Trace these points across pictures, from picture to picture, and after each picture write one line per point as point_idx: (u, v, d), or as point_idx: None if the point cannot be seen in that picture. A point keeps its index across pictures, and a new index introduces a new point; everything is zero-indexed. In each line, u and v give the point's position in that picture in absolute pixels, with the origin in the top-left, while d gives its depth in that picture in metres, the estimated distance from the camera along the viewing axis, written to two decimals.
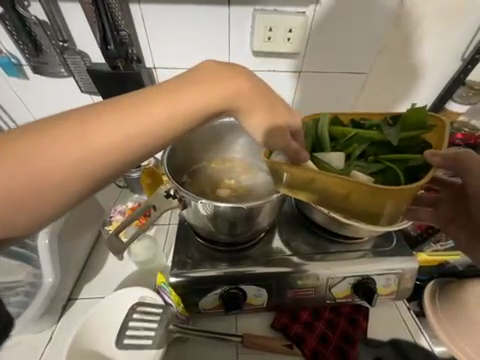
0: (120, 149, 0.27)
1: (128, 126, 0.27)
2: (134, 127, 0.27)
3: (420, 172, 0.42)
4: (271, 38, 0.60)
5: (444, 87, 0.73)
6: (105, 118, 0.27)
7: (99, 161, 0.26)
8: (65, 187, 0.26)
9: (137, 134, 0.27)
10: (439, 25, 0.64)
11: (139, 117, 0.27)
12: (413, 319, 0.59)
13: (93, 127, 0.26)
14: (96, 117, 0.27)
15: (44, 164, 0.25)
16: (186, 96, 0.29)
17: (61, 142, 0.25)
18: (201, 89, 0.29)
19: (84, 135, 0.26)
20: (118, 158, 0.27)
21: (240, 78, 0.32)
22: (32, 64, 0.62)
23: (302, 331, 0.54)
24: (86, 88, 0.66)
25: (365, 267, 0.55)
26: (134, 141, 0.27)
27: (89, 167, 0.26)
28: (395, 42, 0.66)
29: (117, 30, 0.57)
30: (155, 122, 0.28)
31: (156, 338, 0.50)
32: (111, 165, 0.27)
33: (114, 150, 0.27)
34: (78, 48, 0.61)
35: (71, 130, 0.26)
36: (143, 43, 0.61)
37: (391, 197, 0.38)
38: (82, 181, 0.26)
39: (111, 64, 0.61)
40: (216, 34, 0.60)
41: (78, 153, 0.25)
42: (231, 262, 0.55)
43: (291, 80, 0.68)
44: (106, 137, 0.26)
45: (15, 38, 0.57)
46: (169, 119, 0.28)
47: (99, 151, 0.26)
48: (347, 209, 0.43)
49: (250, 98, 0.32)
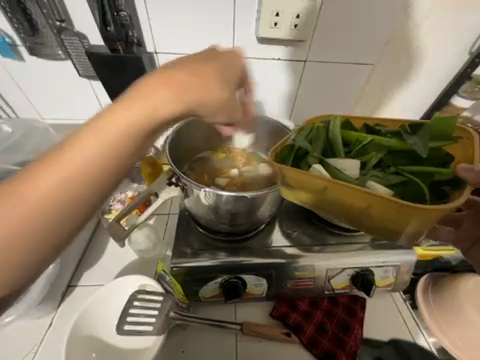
0: (77, 180, 0.24)
1: (76, 161, 0.24)
2: (88, 154, 0.25)
3: (447, 185, 0.41)
4: (277, 24, 0.58)
5: (449, 83, 0.72)
6: (48, 168, 0.24)
7: (59, 206, 0.24)
8: (32, 241, 0.23)
9: (95, 164, 0.25)
10: (447, 16, 0.62)
11: (72, 164, 0.24)
12: (409, 310, 0.60)
13: (39, 178, 0.23)
14: (41, 166, 0.24)
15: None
16: (135, 102, 0.26)
17: (3, 205, 0.22)
18: (149, 90, 0.27)
19: (30, 186, 0.23)
20: (78, 190, 0.24)
21: (187, 64, 0.31)
22: (28, 45, 0.59)
23: (300, 320, 0.54)
24: (85, 72, 0.64)
25: (364, 259, 0.55)
26: (91, 165, 0.25)
27: (43, 218, 0.23)
28: (404, 31, 0.64)
29: (117, 10, 0.55)
30: (108, 138, 0.25)
31: (157, 324, 0.50)
32: (79, 197, 0.25)
33: (71, 188, 0.24)
34: (76, 29, 0.58)
35: (10, 188, 0.23)
36: (144, 26, 0.58)
37: (417, 215, 0.37)
38: (47, 228, 0.24)
39: (110, 46, 0.58)
40: (220, 17, 0.58)
41: (24, 208, 0.23)
42: (230, 251, 0.54)
43: (294, 69, 0.67)
44: (56, 177, 0.24)
45: (10, 15, 0.54)
46: (125, 128, 0.26)
47: (56, 195, 0.24)
48: (365, 223, 0.43)
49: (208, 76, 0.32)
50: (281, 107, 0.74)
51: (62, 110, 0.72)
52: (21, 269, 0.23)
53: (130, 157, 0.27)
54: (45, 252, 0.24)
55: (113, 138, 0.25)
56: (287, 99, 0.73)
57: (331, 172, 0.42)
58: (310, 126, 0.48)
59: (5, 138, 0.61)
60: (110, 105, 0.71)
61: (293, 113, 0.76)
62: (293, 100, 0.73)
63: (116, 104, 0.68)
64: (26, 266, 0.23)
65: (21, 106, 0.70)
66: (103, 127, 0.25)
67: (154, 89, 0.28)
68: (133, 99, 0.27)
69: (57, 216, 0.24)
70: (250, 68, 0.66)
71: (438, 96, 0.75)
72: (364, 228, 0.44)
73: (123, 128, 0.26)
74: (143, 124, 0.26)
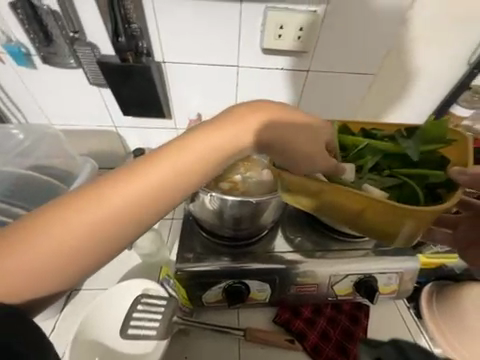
0: (146, 202, 0.28)
1: (146, 184, 0.27)
2: (134, 199, 0.27)
3: (441, 188, 0.43)
4: (281, 36, 0.60)
5: (448, 93, 0.74)
6: (123, 183, 0.27)
7: (124, 221, 0.27)
8: (73, 265, 0.26)
9: (160, 189, 0.28)
10: (446, 29, 0.64)
11: (143, 186, 0.27)
12: (411, 317, 0.60)
13: (114, 192, 0.27)
14: (116, 180, 0.27)
15: (70, 234, 0.26)
16: (190, 157, 0.29)
17: (82, 211, 0.26)
18: (204, 147, 0.29)
19: (83, 216, 0.26)
20: (120, 229, 0.27)
21: (261, 119, 0.31)
22: (42, 54, 0.61)
23: (303, 327, 0.54)
24: (95, 80, 0.66)
25: (366, 265, 0.55)
26: (136, 210, 0.27)
27: (111, 229, 0.27)
28: (404, 43, 0.66)
29: (129, 23, 0.58)
30: (157, 188, 0.27)
31: (160, 329, 0.50)
32: (119, 237, 0.28)
33: (138, 207, 0.27)
34: (88, 39, 0.61)
35: (89, 195, 0.27)
36: (153, 37, 0.61)
37: (411, 216, 0.39)
38: (87, 256, 0.27)
39: (120, 56, 0.61)
40: (226, 30, 0.61)
41: (98, 217, 0.26)
42: (233, 256, 0.55)
43: (298, 78, 0.69)
44: (103, 213, 0.26)
45: (26, 27, 0.57)
46: (173, 181, 0.28)
47: (123, 211, 0.27)
48: (361, 226, 0.44)
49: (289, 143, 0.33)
50: None
51: (71, 116, 0.74)
52: (55, 285, 0.27)
53: (170, 206, 0.30)
54: (79, 275, 0.28)
55: (159, 190, 0.28)
56: None
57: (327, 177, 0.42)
58: None
59: (16, 145, 0.62)
60: (117, 112, 0.73)
61: None
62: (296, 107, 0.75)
63: (123, 110, 0.70)
64: (60, 284, 0.27)
65: (32, 111, 0.73)
66: (173, 156, 0.28)
67: (223, 129, 0.30)
68: (188, 152, 0.29)
69: (98, 250, 0.27)
70: (255, 77, 0.69)
71: (438, 105, 0.76)
72: (359, 230, 0.46)
73: (188, 160, 0.29)
74: (189, 181, 0.29)
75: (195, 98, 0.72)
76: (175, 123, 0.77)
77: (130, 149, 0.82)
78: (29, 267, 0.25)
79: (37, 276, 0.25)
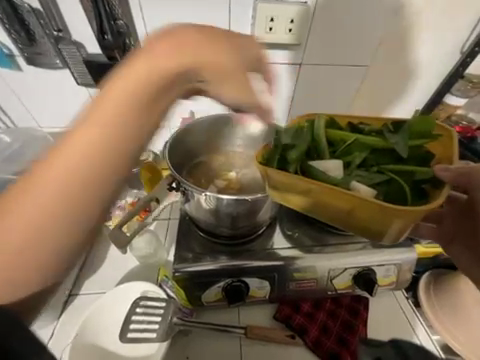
0: (97, 149, 0.23)
1: (90, 132, 0.23)
2: (81, 154, 0.23)
3: (427, 185, 0.42)
4: (272, 29, 0.59)
5: (442, 81, 0.73)
6: (68, 140, 0.23)
7: (76, 183, 0.23)
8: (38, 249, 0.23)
9: (109, 133, 0.23)
10: (436, 18, 0.64)
11: (89, 132, 0.23)
12: (411, 307, 0.60)
13: (62, 154, 0.23)
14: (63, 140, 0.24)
15: (25, 212, 0.22)
16: (112, 103, 0.23)
17: (36, 181, 0.23)
18: (118, 85, 0.24)
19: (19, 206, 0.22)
20: (70, 208, 0.23)
21: (162, 48, 0.25)
22: (26, 55, 0.60)
23: (303, 322, 0.54)
24: (82, 80, 0.64)
25: (364, 259, 0.55)
26: (81, 169, 0.23)
27: (71, 195, 0.23)
28: (396, 33, 0.65)
29: (114, 18, 0.55)
30: (99, 137, 0.23)
31: (160, 331, 0.50)
32: (72, 213, 0.23)
33: (90, 160, 0.23)
34: (73, 38, 0.59)
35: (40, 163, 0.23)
36: (141, 34, 0.59)
37: (398, 216, 0.38)
38: (40, 246, 0.23)
39: (107, 54, 0.59)
40: (216, 24, 0.59)
41: (49, 183, 0.23)
42: (231, 254, 0.54)
43: (290, 72, 0.68)
44: (46, 185, 0.22)
45: (7, 27, 0.55)
46: (120, 117, 0.24)
47: (71, 171, 0.23)
48: (350, 224, 0.44)
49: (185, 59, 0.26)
50: (278, 109, 0.75)
51: (60, 118, 0.72)
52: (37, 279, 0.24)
53: (127, 153, 0.25)
54: (59, 263, 0.25)
55: (94, 143, 0.23)
56: (284, 102, 0.74)
57: (313, 173, 0.42)
58: (294, 127, 0.48)
59: (5, 149, 0.61)
60: None
61: (291, 115, 0.76)
62: (290, 102, 0.74)
63: None
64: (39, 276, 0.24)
65: (18, 115, 0.71)
66: (112, 91, 0.24)
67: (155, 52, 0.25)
68: (109, 99, 0.24)
69: (49, 230, 0.23)
70: None
71: (431, 95, 0.76)
72: (347, 226, 0.45)
73: (130, 91, 0.24)
74: (133, 124, 0.24)
75: None
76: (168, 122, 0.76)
77: None
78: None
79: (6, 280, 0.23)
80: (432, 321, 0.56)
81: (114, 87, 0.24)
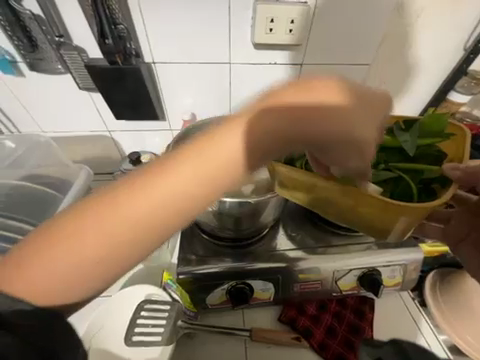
0: (153, 227, 0.27)
1: (152, 210, 0.27)
2: (137, 228, 0.27)
3: (436, 183, 0.43)
4: (272, 30, 0.58)
5: (446, 78, 0.73)
6: (129, 204, 0.27)
7: (127, 247, 0.28)
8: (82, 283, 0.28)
9: (164, 216, 0.27)
10: (438, 15, 0.63)
11: (150, 213, 0.27)
12: (418, 308, 0.59)
13: (120, 217, 0.27)
14: (122, 202, 0.27)
15: (81, 256, 0.27)
16: (193, 167, 0.27)
17: (93, 232, 0.27)
18: (188, 175, 0.27)
19: (90, 236, 0.27)
20: (136, 247, 0.28)
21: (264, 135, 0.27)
22: (28, 61, 0.60)
23: (309, 324, 0.54)
24: (84, 84, 0.64)
25: (370, 259, 0.55)
26: (136, 238, 0.27)
27: (122, 254, 0.28)
28: (397, 31, 0.65)
29: (115, 23, 0.56)
30: (157, 220, 0.27)
31: (165, 334, 0.49)
32: (117, 265, 0.28)
33: (145, 234, 0.28)
34: (74, 43, 0.59)
35: (97, 213, 0.27)
36: (141, 36, 0.59)
37: (404, 213, 0.39)
38: (103, 265, 0.28)
39: (109, 59, 0.59)
40: (216, 26, 0.59)
41: (106, 239, 0.27)
42: (235, 256, 0.54)
43: (291, 72, 0.67)
44: (104, 241, 0.27)
45: (9, 34, 0.56)
46: (181, 206, 0.27)
47: (126, 237, 0.27)
48: (355, 221, 0.45)
49: (315, 115, 0.27)
50: None
51: (62, 123, 0.72)
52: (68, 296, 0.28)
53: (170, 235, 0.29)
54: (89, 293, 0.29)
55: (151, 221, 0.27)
56: None
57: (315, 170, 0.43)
58: None
59: (8, 155, 0.61)
60: (109, 116, 0.72)
61: None
62: None
63: (115, 114, 0.69)
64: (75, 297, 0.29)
65: (21, 120, 0.71)
66: (182, 181, 0.27)
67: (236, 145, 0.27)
68: (195, 169, 0.27)
69: (97, 273, 0.28)
70: (248, 74, 0.67)
71: (434, 93, 0.76)
72: (350, 223, 0.47)
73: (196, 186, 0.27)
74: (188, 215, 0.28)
75: (187, 98, 0.70)
76: (169, 125, 0.75)
77: (125, 154, 0.81)
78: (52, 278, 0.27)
79: (55, 288, 0.27)
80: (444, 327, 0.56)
81: (213, 153, 0.27)
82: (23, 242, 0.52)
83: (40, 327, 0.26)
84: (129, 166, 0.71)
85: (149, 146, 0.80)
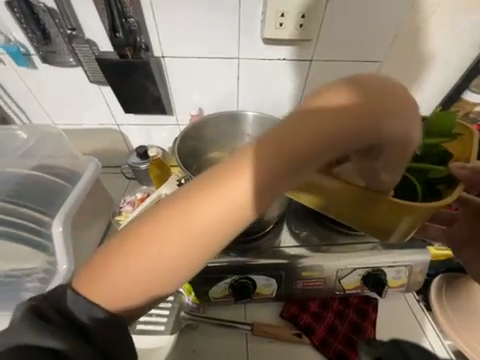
0: (232, 223, 0.22)
1: (230, 205, 0.22)
2: (215, 226, 0.22)
3: (441, 184, 0.42)
4: (282, 24, 0.58)
5: (461, 77, 0.70)
6: (204, 200, 0.21)
7: (203, 251, 0.22)
8: (153, 292, 0.23)
9: (245, 208, 0.22)
10: (455, 11, 0.61)
11: (230, 206, 0.22)
12: (423, 311, 0.58)
13: (197, 216, 0.21)
14: (194, 199, 0.22)
15: (152, 263, 0.22)
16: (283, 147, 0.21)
17: (162, 236, 0.22)
18: (273, 156, 0.21)
19: (177, 229, 0.22)
20: (227, 231, 0.23)
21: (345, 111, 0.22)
22: (41, 54, 0.61)
23: (310, 321, 0.54)
24: (94, 77, 0.65)
25: (374, 259, 0.54)
26: (213, 237, 0.22)
27: (202, 256, 0.23)
28: (412, 27, 0.63)
29: (126, 17, 0.57)
30: (236, 214, 0.22)
31: (168, 324, 0.52)
32: (192, 268, 0.23)
33: (223, 232, 0.22)
34: (86, 36, 0.60)
35: (167, 217, 0.22)
36: (151, 30, 0.59)
37: (409, 213, 0.39)
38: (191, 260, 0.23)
39: (119, 52, 0.60)
40: (226, 20, 0.59)
41: (179, 243, 0.22)
42: (238, 251, 0.54)
43: (300, 68, 0.67)
44: (178, 247, 0.22)
45: (24, 26, 0.57)
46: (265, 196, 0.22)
47: (204, 237, 0.22)
48: (356, 219, 0.44)
49: (370, 112, 0.22)
50: (287, 107, 0.74)
51: (72, 115, 0.74)
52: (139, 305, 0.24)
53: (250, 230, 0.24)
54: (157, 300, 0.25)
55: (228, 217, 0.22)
56: (292, 99, 0.73)
57: None
58: None
59: (21, 145, 0.63)
60: (118, 109, 0.73)
61: None
62: (299, 100, 0.73)
63: (124, 108, 0.70)
64: (140, 306, 0.24)
65: (34, 112, 0.73)
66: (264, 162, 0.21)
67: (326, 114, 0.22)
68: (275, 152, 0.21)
69: (167, 281, 0.23)
70: (256, 69, 0.67)
71: (448, 92, 0.73)
72: (352, 223, 0.46)
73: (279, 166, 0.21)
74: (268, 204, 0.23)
75: (195, 93, 0.71)
76: (177, 120, 0.76)
77: (133, 148, 0.82)
78: (131, 283, 0.22)
79: (127, 297, 0.23)
80: (446, 328, 0.54)
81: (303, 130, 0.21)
82: (33, 229, 0.53)
83: (103, 335, 0.23)
84: (137, 160, 0.72)
85: (156, 140, 0.81)
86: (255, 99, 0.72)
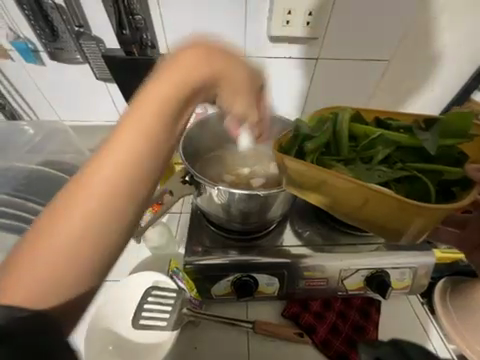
0: (122, 179, 0.25)
1: (115, 164, 0.25)
2: (109, 187, 0.24)
3: (456, 186, 0.41)
4: (289, 22, 0.57)
5: (470, 77, 0.69)
6: (93, 170, 0.25)
7: (108, 211, 0.24)
8: (69, 278, 0.23)
9: (134, 164, 0.25)
10: (466, 10, 0.60)
11: (118, 165, 0.25)
12: (426, 314, 0.58)
13: (87, 186, 0.24)
14: (81, 177, 0.25)
15: (52, 245, 0.22)
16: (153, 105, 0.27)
17: (59, 215, 0.23)
18: (140, 115, 0.26)
19: (82, 199, 0.24)
20: (132, 186, 0.25)
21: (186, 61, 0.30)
22: (49, 50, 0.62)
23: (312, 321, 0.54)
24: (101, 74, 0.66)
25: (379, 260, 0.54)
26: (113, 196, 0.24)
27: (101, 222, 0.24)
28: (421, 26, 0.62)
29: (132, 14, 0.57)
30: (126, 168, 0.25)
31: (171, 320, 0.52)
32: (102, 237, 0.24)
33: (119, 188, 0.25)
34: (93, 33, 0.61)
35: (61, 202, 0.24)
36: (157, 28, 0.59)
37: (420, 214, 0.38)
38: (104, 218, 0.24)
39: (126, 49, 0.61)
40: (232, 18, 0.59)
41: (78, 213, 0.23)
42: (241, 249, 0.54)
43: (305, 67, 0.66)
44: (78, 216, 0.23)
45: (33, 23, 0.58)
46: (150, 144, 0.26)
47: (99, 198, 0.24)
48: (365, 219, 0.44)
49: (214, 71, 0.31)
50: (292, 106, 0.73)
51: (78, 111, 0.74)
52: (63, 297, 0.22)
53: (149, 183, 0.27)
54: (81, 289, 0.23)
55: (121, 175, 0.25)
56: (297, 98, 0.72)
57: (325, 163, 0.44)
58: (319, 117, 0.48)
59: (28, 140, 0.64)
60: (124, 106, 0.74)
61: (305, 112, 0.75)
62: (304, 99, 0.72)
63: (130, 105, 0.70)
64: (61, 302, 0.22)
65: (41, 108, 0.74)
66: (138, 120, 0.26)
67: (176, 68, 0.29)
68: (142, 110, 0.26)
69: (78, 260, 0.23)
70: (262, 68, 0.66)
71: (457, 92, 0.72)
72: (361, 223, 0.46)
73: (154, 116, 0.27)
74: (156, 152, 0.26)
75: None
76: None
77: None
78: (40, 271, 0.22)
79: (45, 293, 0.22)
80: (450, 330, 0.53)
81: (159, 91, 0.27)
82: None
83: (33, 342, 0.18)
84: None
85: None
86: None
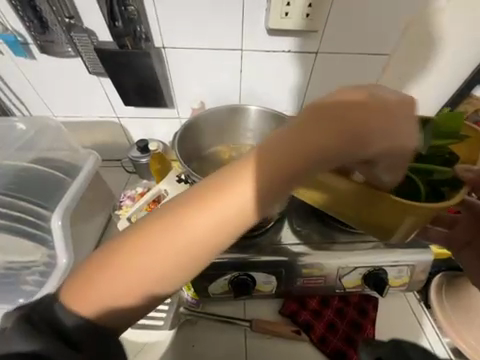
0: (135, 293, 0.25)
1: (132, 277, 0.25)
2: (123, 295, 0.25)
3: (446, 186, 0.41)
4: (288, 13, 0.55)
5: (472, 71, 0.68)
6: (112, 271, 0.25)
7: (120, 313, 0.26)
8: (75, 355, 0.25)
9: (148, 280, 0.25)
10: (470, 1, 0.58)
11: (133, 276, 0.25)
12: (424, 311, 0.58)
13: (102, 284, 0.25)
14: (101, 270, 0.25)
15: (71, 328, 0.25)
16: (188, 224, 0.24)
17: (81, 303, 0.25)
18: (167, 227, 0.25)
19: (95, 291, 0.25)
20: (144, 294, 0.25)
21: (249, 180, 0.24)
22: (38, 43, 0.60)
23: (310, 318, 0.54)
24: (94, 69, 0.64)
25: (377, 257, 0.53)
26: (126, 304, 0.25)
27: (112, 319, 0.26)
28: (423, 18, 0.60)
29: (125, 5, 0.54)
30: (140, 283, 0.25)
31: (166, 320, 0.53)
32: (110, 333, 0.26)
33: (133, 298, 0.25)
34: (84, 25, 0.58)
35: (82, 285, 0.26)
36: (151, 20, 0.58)
37: (411, 213, 0.38)
38: (157, 298, 0.26)
39: (119, 43, 0.58)
40: (229, 9, 0.56)
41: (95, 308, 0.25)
42: (238, 248, 0.54)
43: (304, 60, 0.64)
44: (95, 312, 0.25)
45: (21, 13, 0.55)
46: (168, 267, 0.25)
47: (115, 302, 0.25)
48: (358, 217, 0.43)
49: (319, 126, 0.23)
50: (290, 100, 0.72)
51: (71, 107, 0.73)
52: None
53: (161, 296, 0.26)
54: None
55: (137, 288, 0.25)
56: (296, 92, 0.70)
57: None
58: None
59: (20, 136, 0.62)
60: (119, 102, 0.72)
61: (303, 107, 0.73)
62: (303, 94, 0.71)
63: (125, 101, 0.68)
64: None
65: (33, 103, 0.72)
66: (160, 233, 0.25)
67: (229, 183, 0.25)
68: (168, 227, 0.25)
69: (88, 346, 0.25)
70: (260, 61, 0.65)
71: (459, 86, 0.71)
72: (353, 221, 0.45)
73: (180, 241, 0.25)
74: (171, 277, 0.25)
75: (196, 86, 0.69)
76: (177, 113, 0.74)
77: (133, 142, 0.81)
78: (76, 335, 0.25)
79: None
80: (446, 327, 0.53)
81: (200, 203, 0.25)
82: (33, 222, 0.53)
83: None
84: (137, 154, 0.72)
85: (156, 134, 0.80)
86: (258, 92, 0.70)
